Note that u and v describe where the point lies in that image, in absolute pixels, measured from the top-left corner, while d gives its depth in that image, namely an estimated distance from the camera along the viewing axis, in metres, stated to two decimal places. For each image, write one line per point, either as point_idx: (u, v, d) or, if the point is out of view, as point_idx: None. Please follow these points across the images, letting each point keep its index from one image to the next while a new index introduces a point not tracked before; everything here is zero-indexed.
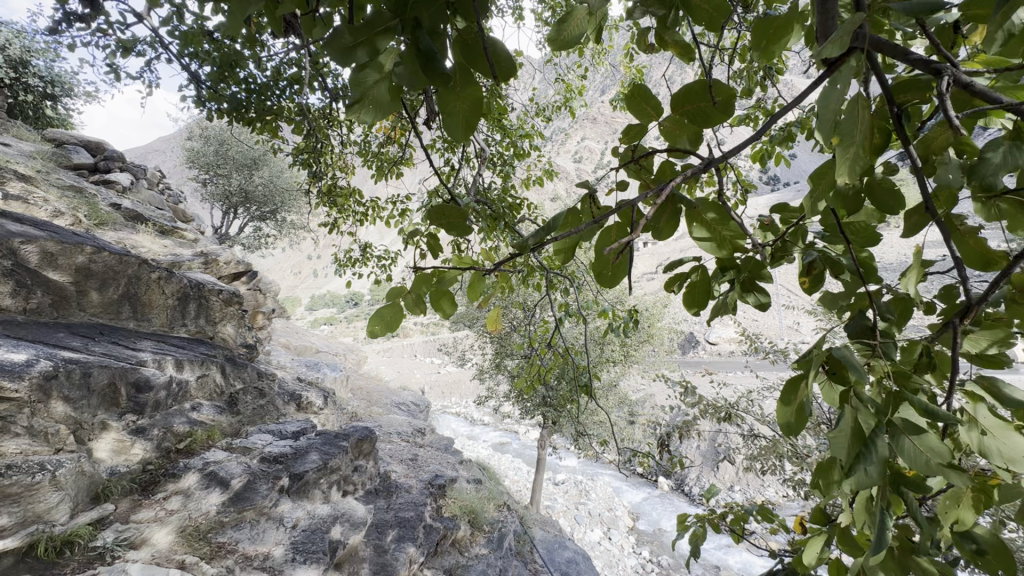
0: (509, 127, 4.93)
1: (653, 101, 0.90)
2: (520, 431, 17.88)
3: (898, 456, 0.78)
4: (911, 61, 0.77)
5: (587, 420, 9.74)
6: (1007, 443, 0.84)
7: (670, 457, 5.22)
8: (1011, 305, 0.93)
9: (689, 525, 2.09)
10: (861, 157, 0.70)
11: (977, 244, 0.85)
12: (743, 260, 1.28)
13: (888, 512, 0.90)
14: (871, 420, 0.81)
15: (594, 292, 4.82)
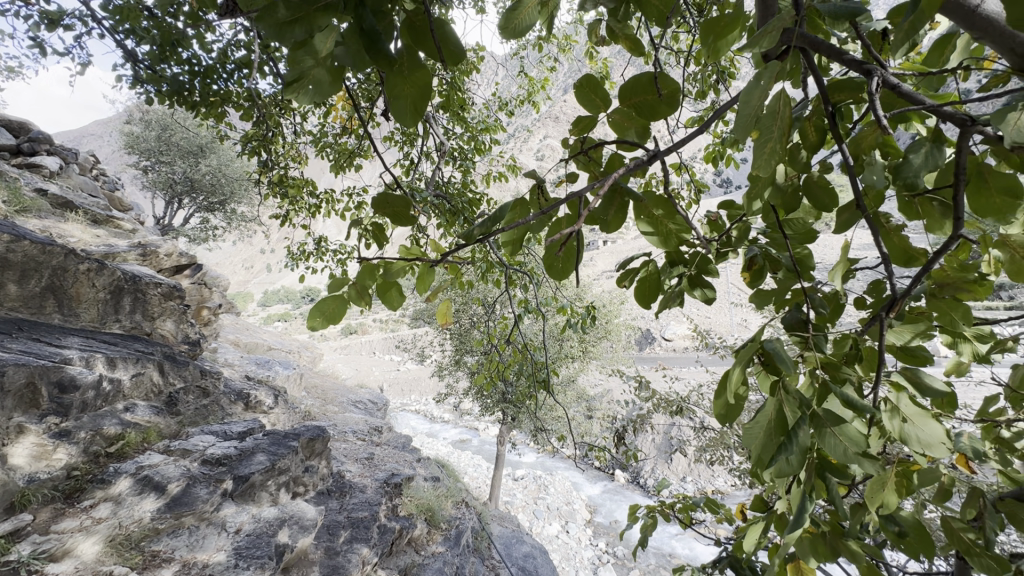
0: (469, 121, 4.88)
1: (602, 93, 0.89)
2: (480, 427, 17.86)
3: (818, 446, 0.84)
4: (844, 62, 0.80)
5: (546, 415, 9.82)
6: (922, 430, 0.89)
7: (625, 451, 5.33)
8: (932, 300, 0.98)
9: (640, 516, 2.13)
10: (781, 156, 0.72)
11: (900, 242, 0.89)
12: (690, 255, 1.30)
13: (813, 497, 0.95)
14: (797, 411, 0.85)
15: (553, 289, 4.85)
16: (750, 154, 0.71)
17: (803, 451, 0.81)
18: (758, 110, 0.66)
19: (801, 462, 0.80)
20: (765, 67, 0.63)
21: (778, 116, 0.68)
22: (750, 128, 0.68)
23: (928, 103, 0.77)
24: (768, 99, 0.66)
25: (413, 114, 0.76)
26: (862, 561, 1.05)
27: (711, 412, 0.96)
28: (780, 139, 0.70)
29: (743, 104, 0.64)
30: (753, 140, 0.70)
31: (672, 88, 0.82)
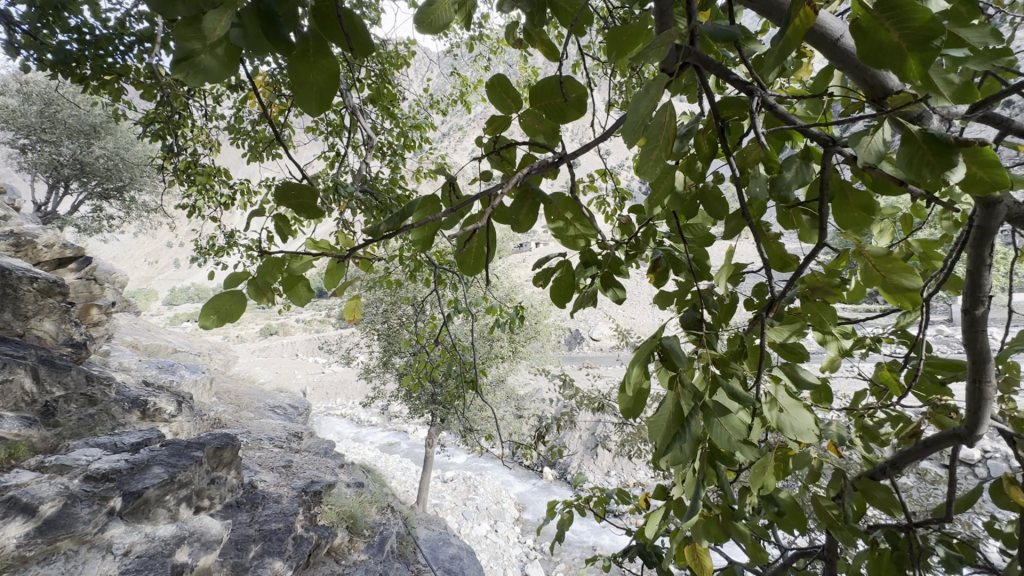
0: (400, 116, 4.76)
1: (512, 93, 0.90)
2: (409, 430, 17.45)
3: (708, 433, 0.90)
4: (730, 81, 0.87)
5: (476, 415, 9.81)
6: (794, 418, 0.99)
7: (551, 448, 5.45)
8: (805, 301, 1.08)
9: (558, 511, 2.18)
10: (662, 163, 0.77)
11: (778, 248, 0.98)
12: (602, 256, 1.36)
13: (704, 483, 1.02)
14: (690, 403, 0.91)
15: (482, 289, 4.85)
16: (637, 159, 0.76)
17: (694, 438, 0.86)
18: (644, 119, 0.71)
19: (693, 449, 0.86)
20: (655, 80, 0.67)
21: (663, 126, 0.73)
22: (639, 135, 0.73)
23: (798, 122, 0.85)
24: (654, 108, 0.70)
25: (319, 103, 0.73)
26: (748, 541, 1.14)
27: (618, 406, 1.00)
28: (664, 144, 0.75)
29: (631, 113, 0.68)
30: (641, 147, 0.74)
31: (578, 94, 0.85)
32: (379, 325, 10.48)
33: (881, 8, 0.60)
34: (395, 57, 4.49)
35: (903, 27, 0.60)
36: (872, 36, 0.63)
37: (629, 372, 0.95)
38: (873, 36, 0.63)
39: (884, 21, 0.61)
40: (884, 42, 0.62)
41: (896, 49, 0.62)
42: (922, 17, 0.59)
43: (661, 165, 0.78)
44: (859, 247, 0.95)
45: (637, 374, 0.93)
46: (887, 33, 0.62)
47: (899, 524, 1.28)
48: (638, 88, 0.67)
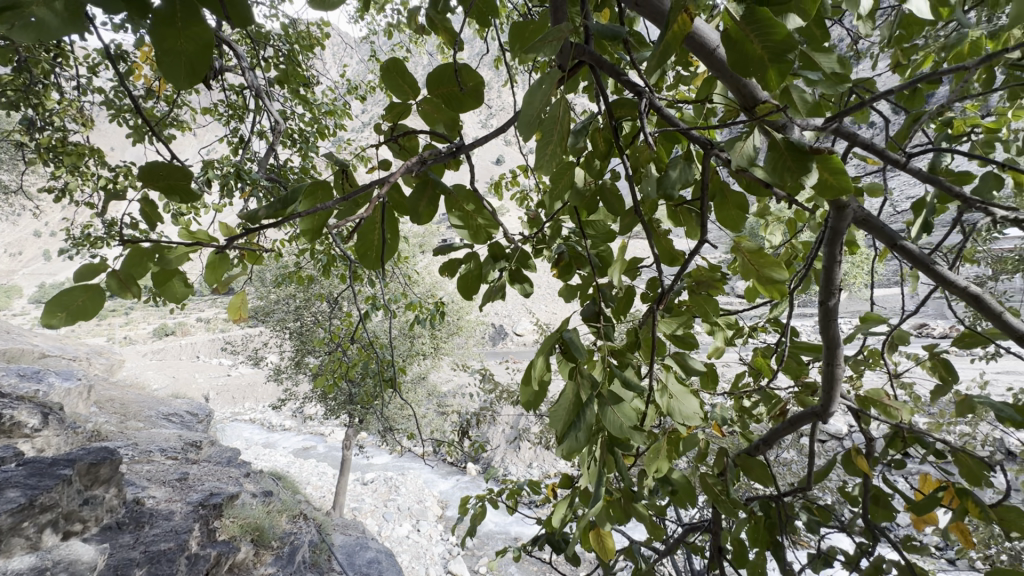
0: (313, 102, 4.49)
1: (409, 80, 0.86)
2: (326, 432, 16.62)
3: (602, 422, 0.94)
4: (622, 82, 0.89)
5: (396, 414, 9.57)
6: (682, 404, 1.06)
7: (472, 444, 5.45)
8: (692, 295, 1.16)
9: (471, 506, 2.17)
10: (555, 156, 0.80)
11: (668, 243, 1.04)
12: (511, 251, 1.36)
13: (604, 470, 1.06)
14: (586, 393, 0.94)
15: (401, 284, 4.72)
16: (532, 151, 0.77)
17: (589, 427, 0.90)
18: (538, 113, 0.72)
19: (587, 437, 0.89)
20: (546, 75, 0.68)
21: (555, 119, 0.75)
22: (533, 129, 0.74)
23: (683, 125, 0.90)
24: (546, 102, 0.72)
25: (190, 77, 0.64)
26: (643, 520, 1.22)
27: (522, 400, 1.00)
28: (558, 136, 0.77)
29: (524, 106, 0.69)
30: (534, 139, 0.76)
31: (476, 83, 0.84)
32: (291, 323, 9.85)
33: (748, 20, 0.65)
34: (306, 38, 4.22)
35: (764, 40, 0.65)
36: (740, 45, 0.67)
37: (532, 366, 0.95)
38: (741, 46, 0.68)
39: (748, 33, 0.66)
40: (749, 50, 0.67)
41: (760, 59, 0.66)
42: (781, 31, 0.64)
43: (555, 157, 0.80)
44: (737, 242, 1.02)
45: (538, 367, 0.94)
46: (752, 43, 0.66)
47: (771, 494, 1.42)
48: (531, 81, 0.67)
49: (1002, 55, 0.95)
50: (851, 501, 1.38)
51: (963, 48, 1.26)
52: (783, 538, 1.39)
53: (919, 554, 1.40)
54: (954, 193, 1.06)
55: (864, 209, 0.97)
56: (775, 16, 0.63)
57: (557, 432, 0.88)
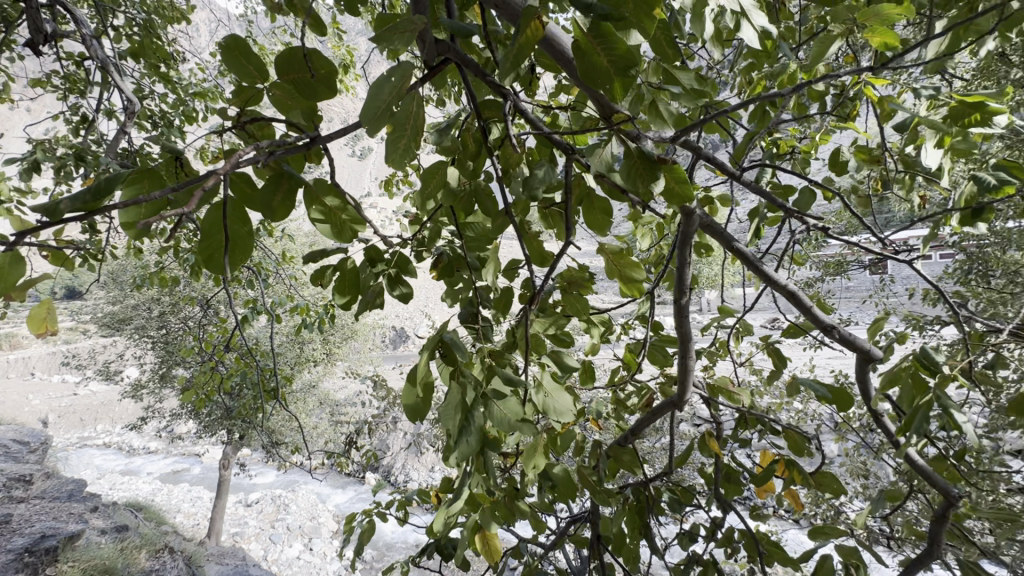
0: (177, 81, 3.96)
1: (255, 64, 0.79)
2: (201, 452, 14.85)
3: (490, 421, 0.93)
4: (488, 82, 0.89)
5: (284, 427, 8.84)
6: (556, 400, 1.09)
7: (366, 453, 5.19)
8: (566, 295, 1.19)
9: (357, 522, 2.05)
10: (411, 152, 0.76)
11: (538, 245, 1.07)
12: (391, 253, 1.29)
13: (489, 472, 1.05)
14: (472, 393, 0.91)
15: (285, 286, 4.36)
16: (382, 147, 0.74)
17: (478, 428, 0.88)
18: (387, 105, 0.69)
19: (478, 439, 0.87)
20: (396, 66, 0.66)
21: (408, 117, 0.72)
22: (384, 122, 0.71)
23: (545, 130, 0.92)
24: (398, 95, 0.69)
25: None
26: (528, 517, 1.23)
27: (404, 410, 0.91)
28: (414, 132, 0.74)
29: (368, 98, 0.67)
30: (386, 134, 0.72)
31: (328, 71, 0.79)
32: (154, 331, 8.63)
33: (593, 34, 0.67)
34: (168, 9, 3.71)
35: (608, 53, 0.68)
36: (589, 57, 0.69)
37: (415, 370, 0.87)
38: (588, 57, 0.70)
39: (595, 46, 0.68)
40: (595, 60, 0.69)
41: (605, 72, 0.70)
42: (620, 47, 0.67)
43: (411, 153, 0.76)
44: (602, 245, 1.07)
45: (424, 372, 0.87)
46: (597, 56, 0.69)
47: (640, 480, 1.52)
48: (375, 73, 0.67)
49: (806, 86, 1.11)
50: (708, 481, 1.52)
51: (785, 78, 1.45)
52: (651, 521, 1.49)
53: (763, 519, 1.59)
54: (777, 203, 1.21)
55: (707, 216, 1.07)
56: (616, 34, 0.66)
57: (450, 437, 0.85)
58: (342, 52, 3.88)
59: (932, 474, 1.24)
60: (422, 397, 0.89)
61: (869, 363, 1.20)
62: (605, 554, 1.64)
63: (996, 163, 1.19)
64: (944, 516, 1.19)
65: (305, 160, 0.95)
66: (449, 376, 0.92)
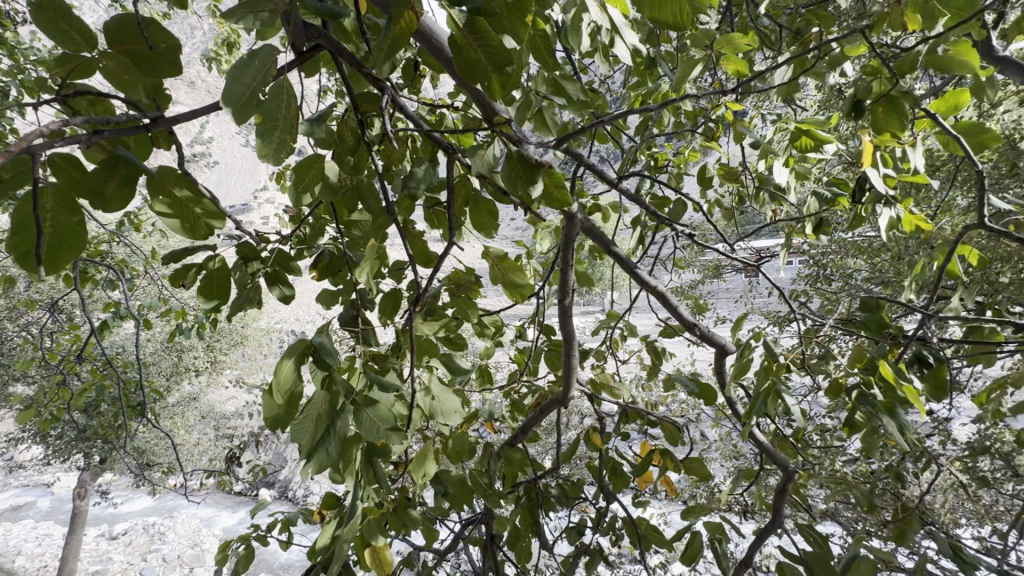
0: (13, 44, 3.34)
1: (78, 25, 0.66)
2: (49, 480, 12.66)
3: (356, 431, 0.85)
4: (363, 74, 0.84)
5: (157, 446, 7.83)
6: (442, 402, 1.07)
7: (254, 469, 4.75)
8: (452, 298, 1.18)
9: (232, 549, 1.85)
10: (285, 144, 0.70)
11: (422, 246, 1.04)
12: (270, 253, 1.17)
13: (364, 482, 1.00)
14: (341, 401, 0.85)
15: (155, 286, 3.85)
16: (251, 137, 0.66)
17: (343, 437, 0.81)
18: (252, 92, 0.62)
19: (340, 450, 0.80)
20: (261, 49, 0.60)
21: (279, 105, 0.66)
22: (250, 111, 0.64)
23: (426, 127, 0.89)
24: (265, 81, 0.62)
25: None
26: (419, 526, 1.18)
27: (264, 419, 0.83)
28: (288, 122, 0.68)
29: (228, 85, 0.60)
30: (255, 123, 0.66)
31: (169, 44, 0.67)
32: None
33: (469, 29, 0.66)
34: None
35: (484, 49, 0.67)
36: (465, 52, 0.68)
37: (278, 378, 0.80)
38: (465, 53, 0.69)
39: (471, 41, 0.67)
40: (471, 59, 0.69)
41: (485, 68, 0.69)
42: (497, 45, 0.67)
43: (286, 144, 0.70)
44: (486, 248, 1.07)
45: (287, 377, 0.81)
46: (474, 52, 0.68)
47: (531, 478, 1.55)
48: (241, 52, 0.60)
49: (673, 103, 1.20)
50: (594, 474, 1.59)
51: (659, 94, 1.57)
52: (541, 517, 1.53)
53: (644, 504, 1.71)
54: (649, 210, 1.31)
55: (589, 220, 1.12)
56: (491, 31, 0.66)
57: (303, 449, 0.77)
58: (227, 30, 3.50)
59: (775, 452, 1.41)
60: (287, 406, 0.82)
61: (725, 356, 1.34)
62: (500, 553, 1.65)
63: (827, 182, 1.37)
64: (783, 488, 1.35)
65: (150, 143, 0.84)
66: (320, 383, 0.85)
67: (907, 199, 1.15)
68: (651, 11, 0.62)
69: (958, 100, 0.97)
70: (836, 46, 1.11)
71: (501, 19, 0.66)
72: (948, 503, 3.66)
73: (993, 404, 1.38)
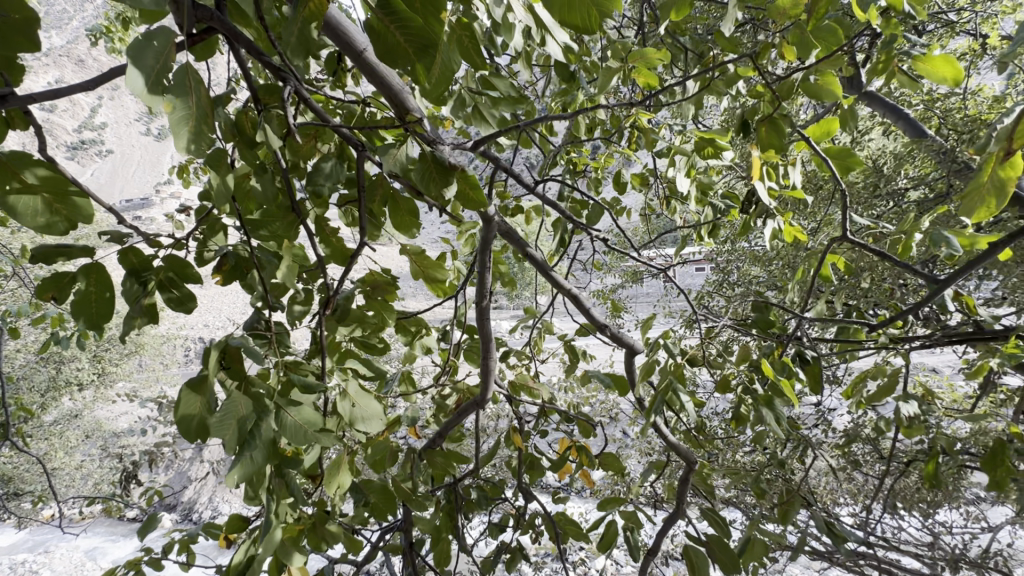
0: None
1: None
2: None
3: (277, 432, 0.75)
4: (261, 60, 0.77)
5: (26, 473, 6.79)
6: (363, 407, 0.99)
7: (146, 492, 4.27)
8: (369, 299, 1.14)
9: None
10: (206, 135, 0.59)
11: (337, 244, 1.00)
12: (163, 258, 0.97)
13: (276, 496, 0.88)
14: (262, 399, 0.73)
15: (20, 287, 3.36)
16: (167, 131, 0.55)
17: (267, 443, 0.71)
18: (157, 74, 0.52)
19: (266, 456, 0.69)
20: (156, 26, 0.52)
21: (187, 89, 0.56)
22: (160, 98, 0.53)
23: (333, 121, 0.84)
24: (171, 62, 0.53)
25: None
26: (342, 541, 1.09)
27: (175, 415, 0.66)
28: (200, 109, 0.58)
29: (127, 62, 0.49)
30: (165, 112, 0.55)
31: (24, 15, 0.54)
32: None
33: (384, 11, 0.59)
34: None
35: (406, 34, 0.61)
36: (381, 36, 0.61)
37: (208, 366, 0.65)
38: (383, 38, 0.62)
39: (388, 24, 0.60)
40: (390, 42, 0.61)
41: (405, 53, 0.62)
42: (420, 30, 0.61)
43: (204, 137, 0.59)
44: (404, 246, 1.04)
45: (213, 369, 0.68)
46: (392, 36, 0.61)
47: (451, 482, 1.53)
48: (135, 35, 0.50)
49: (588, 111, 1.23)
50: (516, 474, 1.60)
51: (575, 103, 1.63)
52: (460, 520, 1.51)
53: (562, 502, 1.75)
54: (564, 214, 1.35)
55: (506, 223, 1.14)
56: (411, 14, 0.60)
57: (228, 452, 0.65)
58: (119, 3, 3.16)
59: (679, 445, 1.50)
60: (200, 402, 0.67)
61: (635, 355, 1.41)
62: (419, 562, 1.60)
63: (723, 195, 1.49)
64: (686, 478, 1.44)
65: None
66: (237, 379, 0.72)
67: (788, 213, 1.28)
68: (562, 13, 0.52)
69: (829, 126, 1.09)
70: (730, 67, 1.21)
71: (419, 4, 0.61)
72: (828, 484, 4.10)
73: (856, 394, 1.56)
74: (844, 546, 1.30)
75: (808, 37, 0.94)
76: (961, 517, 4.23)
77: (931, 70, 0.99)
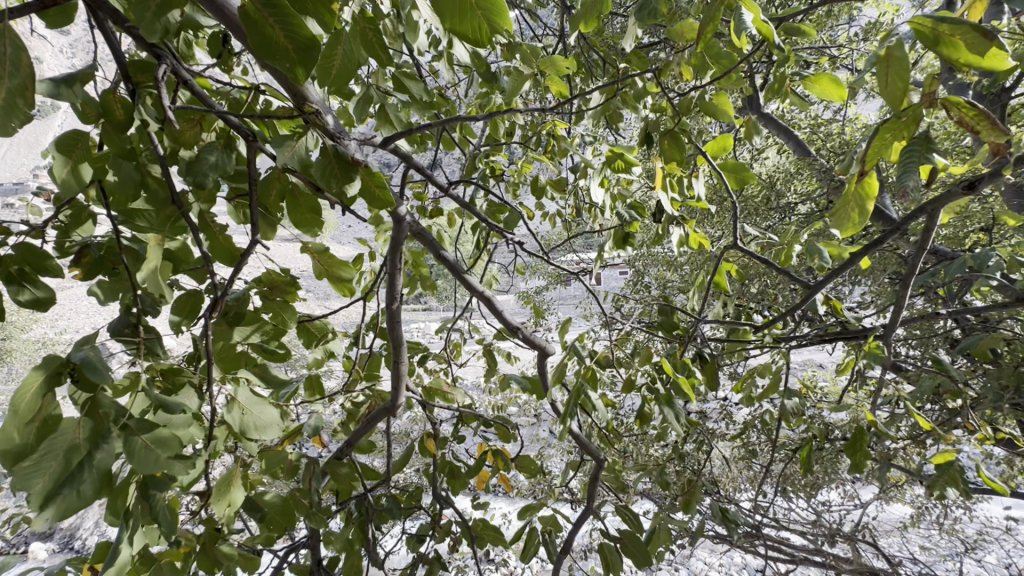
0: None
1: None
2: None
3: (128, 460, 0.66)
4: (131, 37, 0.71)
5: None
6: (257, 415, 0.92)
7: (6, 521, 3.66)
8: (265, 300, 1.06)
9: None
10: (19, 109, 0.54)
11: (224, 241, 0.92)
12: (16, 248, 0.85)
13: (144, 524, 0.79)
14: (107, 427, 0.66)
15: None
16: None
17: (105, 474, 0.63)
18: None
19: (99, 490, 0.61)
20: None
21: None
22: None
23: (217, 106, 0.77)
24: None
25: None
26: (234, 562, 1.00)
27: None
28: (19, 82, 0.54)
29: None
30: None
31: None
32: None
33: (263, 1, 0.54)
34: None
35: (287, 30, 0.56)
36: (257, 28, 0.56)
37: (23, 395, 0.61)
38: (259, 29, 0.56)
39: (266, 15, 0.55)
40: (269, 37, 0.57)
41: (286, 51, 0.57)
42: (303, 30, 0.56)
43: (17, 111, 0.54)
44: (304, 244, 0.97)
45: (31, 406, 0.62)
46: (272, 30, 0.56)
47: (361, 492, 1.46)
48: None
49: (503, 115, 1.23)
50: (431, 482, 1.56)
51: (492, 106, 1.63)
52: (371, 532, 1.45)
53: (478, 508, 1.73)
54: (479, 216, 1.34)
55: (417, 223, 1.11)
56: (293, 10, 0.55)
57: (34, 499, 0.57)
58: None
59: (590, 444, 1.54)
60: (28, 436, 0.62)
61: (548, 357, 1.43)
62: None
63: (632, 203, 1.56)
64: (596, 476, 1.49)
65: None
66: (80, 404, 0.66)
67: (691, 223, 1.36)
68: (449, 22, 0.49)
69: (724, 143, 1.17)
70: (638, 82, 1.27)
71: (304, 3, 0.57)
72: (732, 474, 4.43)
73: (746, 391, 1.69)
74: (738, 532, 1.39)
75: (706, 61, 1.02)
76: (840, 496, 4.77)
77: (817, 91, 1.09)
